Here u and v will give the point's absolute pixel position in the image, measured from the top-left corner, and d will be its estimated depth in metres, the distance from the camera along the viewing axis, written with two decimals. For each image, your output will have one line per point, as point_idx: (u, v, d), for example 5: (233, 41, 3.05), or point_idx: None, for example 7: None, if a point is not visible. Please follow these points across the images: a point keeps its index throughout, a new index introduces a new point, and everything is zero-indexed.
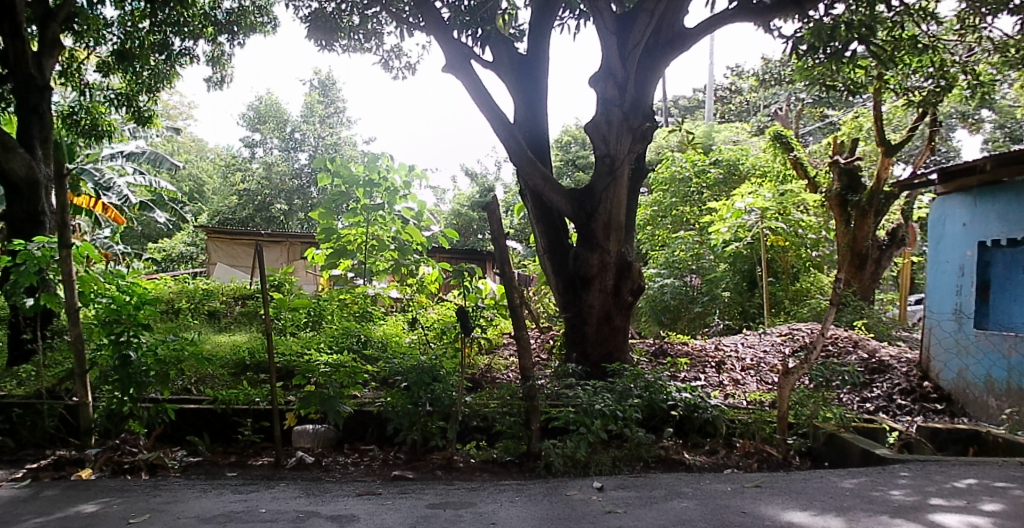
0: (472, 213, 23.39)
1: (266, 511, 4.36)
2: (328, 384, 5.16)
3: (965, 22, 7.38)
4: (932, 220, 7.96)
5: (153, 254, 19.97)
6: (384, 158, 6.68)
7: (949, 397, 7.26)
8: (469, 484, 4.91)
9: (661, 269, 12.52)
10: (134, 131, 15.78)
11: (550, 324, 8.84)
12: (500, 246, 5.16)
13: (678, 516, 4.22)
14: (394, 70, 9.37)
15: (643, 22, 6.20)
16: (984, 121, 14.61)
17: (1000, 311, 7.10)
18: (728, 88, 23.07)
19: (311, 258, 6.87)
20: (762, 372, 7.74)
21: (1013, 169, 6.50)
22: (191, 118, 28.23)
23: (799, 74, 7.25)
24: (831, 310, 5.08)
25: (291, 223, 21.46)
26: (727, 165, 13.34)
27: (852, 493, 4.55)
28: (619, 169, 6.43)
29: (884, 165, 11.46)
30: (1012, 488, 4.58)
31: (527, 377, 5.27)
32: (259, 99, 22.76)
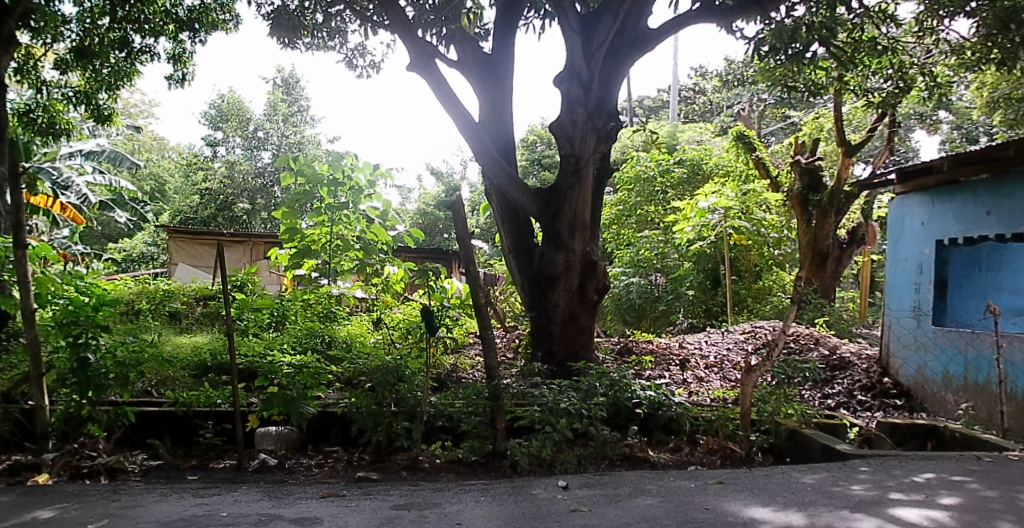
0: (438, 213, 23.39)
1: (227, 514, 4.29)
2: (291, 385, 5.09)
3: (923, 24, 7.49)
4: (891, 220, 8.09)
5: (113, 254, 19.63)
6: (349, 157, 6.66)
7: (909, 393, 7.39)
8: (433, 485, 4.87)
9: (625, 268, 12.74)
10: (94, 130, 15.49)
11: (516, 324, 8.84)
12: (465, 246, 5.15)
13: (642, 514, 4.23)
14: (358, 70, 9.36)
15: (608, 22, 6.24)
16: (942, 122, 14.91)
17: (955, 309, 7.24)
18: (692, 88, 23.33)
19: (273, 258, 6.85)
20: (725, 370, 7.80)
21: (969, 169, 6.63)
22: (152, 116, 27.81)
23: (761, 75, 7.37)
24: (792, 308, 5.14)
25: (255, 222, 21.10)
26: (691, 165, 13.46)
27: (813, 489, 4.60)
28: (584, 168, 6.46)
29: (844, 165, 11.62)
30: (969, 482, 4.67)
31: (492, 377, 5.26)
32: (223, 97, 22.22)
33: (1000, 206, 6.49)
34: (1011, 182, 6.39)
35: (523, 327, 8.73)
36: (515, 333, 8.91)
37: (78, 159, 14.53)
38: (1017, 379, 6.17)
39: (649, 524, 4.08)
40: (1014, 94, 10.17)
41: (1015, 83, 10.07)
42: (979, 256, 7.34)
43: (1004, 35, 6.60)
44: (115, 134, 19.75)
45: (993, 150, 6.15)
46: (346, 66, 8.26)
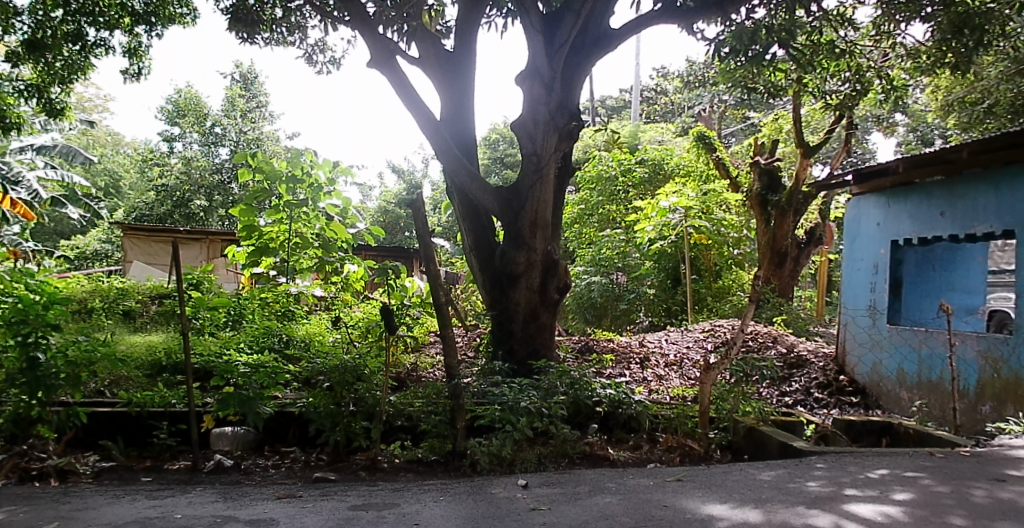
0: (399, 210, 23.27)
1: (182, 516, 4.20)
2: (248, 385, 5.03)
3: (880, 28, 7.58)
4: (848, 219, 8.29)
5: (65, 252, 19.07)
6: (308, 154, 6.55)
7: (864, 390, 7.53)
8: (392, 485, 4.82)
9: (587, 268, 12.57)
10: (44, 122, 15.31)
11: (476, 323, 8.81)
12: (425, 243, 5.12)
13: (601, 511, 4.24)
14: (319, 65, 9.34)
15: (570, 21, 6.35)
16: (898, 124, 15.23)
17: (910, 307, 7.52)
18: (653, 89, 23.51)
19: (230, 256, 6.64)
20: (685, 368, 7.86)
21: (924, 170, 6.80)
22: (108, 110, 27.31)
23: (722, 76, 7.47)
24: (750, 307, 5.17)
25: (211, 220, 19.90)
26: (652, 165, 13.52)
27: (769, 485, 4.64)
28: (545, 167, 6.44)
29: (803, 166, 11.75)
30: (922, 478, 4.75)
31: (452, 376, 5.22)
32: (180, 91, 20.26)
33: (953, 207, 6.69)
34: (964, 184, 6.59)
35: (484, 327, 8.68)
36: (476, 331, 8.87)
37: (29, 153, 14.49)
38: (969, 376, 6.39)
39: (608, 522, 4.08)
40: (968, 97, 10.49)
41: (968, 87, 10.44)
42: (934, 257, 7.66)
43: (957, 40, 6.76)
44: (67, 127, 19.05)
45: (947, 151, 6.23)
46: (306, 62, 8.16)
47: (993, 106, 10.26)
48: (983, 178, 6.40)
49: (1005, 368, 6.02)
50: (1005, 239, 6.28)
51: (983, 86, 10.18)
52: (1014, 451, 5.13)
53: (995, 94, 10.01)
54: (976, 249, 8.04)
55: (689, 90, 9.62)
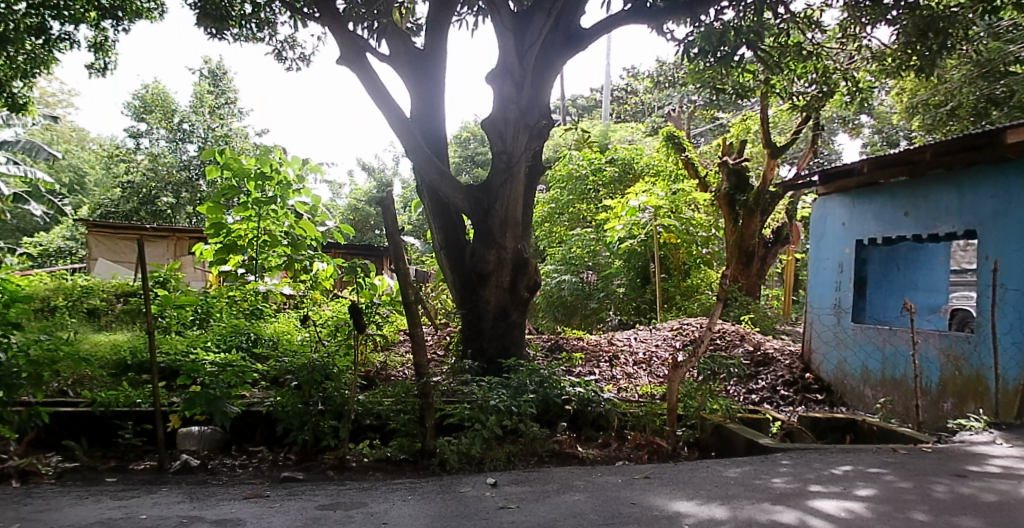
0: (369, 208, 23.19)
1: (146, 517, 4.15)
2: (214, 385, 4.97)
3: (847, 31, 7.71)
4: (814, 219, 8.51)
5: (28, 249, 18.66)
6: (276, 151, 6.40)
7: (829, 388, 7.67)
8: (360, 484, 4.80)
9: (558, 267, 13.11)
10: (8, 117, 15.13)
11: (446, 322, 8.81)
12: (394, 241, 5.09)
13: (569, 509, 4.26)
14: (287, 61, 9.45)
15: (540, 21, 6.30)
16: (863, 126, 15.50)
17: (875, 307, 7.73)
18: (624, 89, 23.70)
19: (198, 253, 6.45)
20: (653, 366, 7.92)
21: (888, 172, 6.95)
22: (73, 106, 26.83)
23: (690, 77, 7.56)
24: (718, 305, 5.21)
25: (179, 218, 19.53)
26: (622, 164, 13.69)
27: (736, 482, 4.70)
28: (515, 166, 6.48)
29: (770, 166, 11.92)
30: (885, 474, 4.82)
31: (421, 374, 5.20)
32: (146, 87, 19.73)
33: (917, 208, 6.89)
34: (927, 185, 6.79)
35: (453, 325, 8.66)
36: (445, 329, 8.84)
37: None
38: (931, 373, 6.58)
39: (576, 520, 4.10)
40: (931, 100, 10.78)
41: (932, 89, 10.75)
42: (898, 256, 7.84)
43: (921, 44, 6.91)
44: (30, 122, 18.60)
45: (911, 153, 6.35)
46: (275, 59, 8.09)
47: (956, 109, 10.60)
48: (946, 179, 6.59)
49: (966, 364, 6.19)
50: (966, 239, 6.50)
51: (947, 88, 10.54)
52: (974, 447, 5.23)
53: (958, 96, 10.44)
54: (939, 249, 8.25)
55: (659, 90, 9.66)
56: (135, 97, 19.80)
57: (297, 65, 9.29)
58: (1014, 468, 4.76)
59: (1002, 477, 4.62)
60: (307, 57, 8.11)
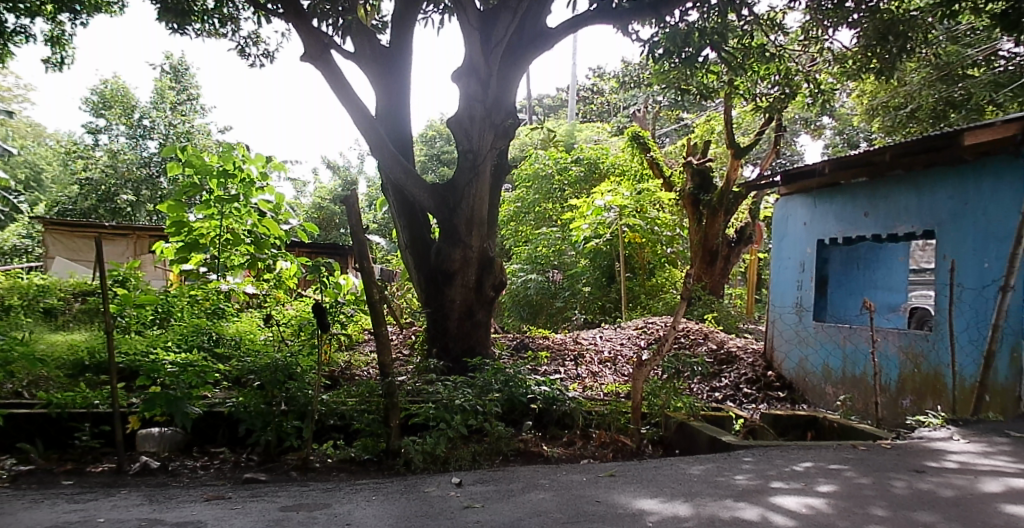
0: (334, 206, 23.05)
1: (104, 520, 4.07)
2: (175, 385, 4.91)
3: (809, 34, 7.83)
4: (775, 220, 8.71)
5: None
6: (240, 147, 6.24)
7: (791, 385, 7.81)
8: (324, 485, 4.76)
9: (524, 265, 13.22)
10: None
11: (412, 322, 8.84)
12: (359, 240, 5.05)
13: (534, 508, 4.26)
14: (251, 58, 9.45)
15: (506, 19, 6.29)
16: (825, 128, 15.78)
17: (836, 305, 7.89)
18: (590, 89, 23.88)
19: (157, 251, 6.26)
20: (618, 364, 7.95)
21: (848, 172, 7.09)
22: (29, 100, 26.25)
23: (656, 77, 7.65)
24: (682, 305, 5.21)
25: (140, 216, 19.16)
26: (587, 164, 13.85)
27: (699, 480, 4.74)
28: (481, 164, 6.48)
29: (733, 166, 12.03)
30: (845, 470, 4.90)
31: (386, 374, 5.16)
32: (105, 82, 19.38)
33: (876, 208, 7.05)
34: (886, 185, 6.94)
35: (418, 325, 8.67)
36: (410, 329, 8.83)
37: None
38: (890, 371, 6.74)
39: (540, 519, 4.09)
40: (891, 103, 11.01)
41: (891, 92, 11.00)
42: (858, 256, 8.06)
43: (882, 47, 7.07)
44: None
45: (871, 154, 6.47)
46: (238, 56, 8.02)
47: (915, 111, 10.86)
48: (905, 180, 6.74)
49: (925, 363, 6.32)
50: (924, 239, 6.66)
51: (906, 91, 10.80)
52: (932, 443, 5.33)
53: (917, 98, 10.71)
54: (898, 250, 8.46)
55: (624, 90, 9.75)
56: (94, 93, 19.38)
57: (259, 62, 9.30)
58: (970, 463, 4.85)
59: (958, 472, 4.71)
60: (272, 54, 8.09)
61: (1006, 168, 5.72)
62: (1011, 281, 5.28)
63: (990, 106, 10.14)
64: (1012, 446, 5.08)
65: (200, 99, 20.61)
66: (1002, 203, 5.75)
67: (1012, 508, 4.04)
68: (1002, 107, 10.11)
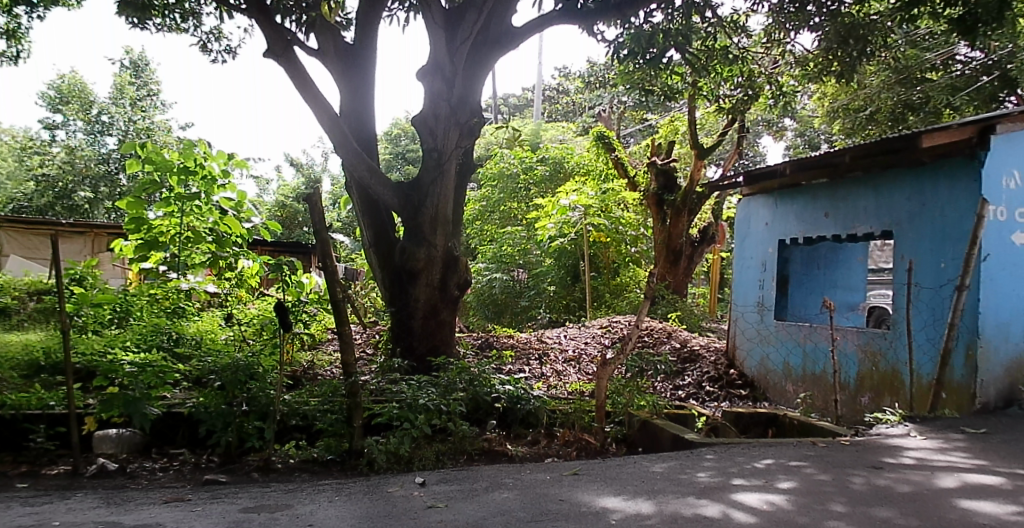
0: (297, 205, 22.87)
1: (59, 522, 3.97)
2: (134, 385, 4.85)
3: (772, 36, 7.95)
4: (738, 220, 8.82)
5: None
6: (201, 144, 6.14)
7: (752, 383, 7.95)
8: (286, 486, 4.71)
9: (489, 264, 13.01)
10: None
11: (375, 320, 8.82)
12: (322, 239, 4.99)
13: (498, 507, 4.25)
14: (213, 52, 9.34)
15: (472, 18, 6.30)
16: (788, 129, 16.05)
17: (796, 304, 8.15)
18: (555, 89, 24.04)
19: (116, 249, 6.10)
20: (583, 363, 8.02)
21: (810, 173, 7.21)
22: None
23: (621, 77, 7.71)
24: (645, 304, 5.22)
25: (98, 213, 18.75)
26: (552, 163, 13.98)
27: (661, 477, 4.78)
28: (446, 163, 6.49)
29: (697, 167, 12.18)
30: (805, 467, 4.96)
31: (349, 373, 5.10)
32: (62, 76, 18.95)
33: (836, 209, 7.20)
34: (846, 187, 7.08)
35: (383, 324, 8.66)
36: (374, 329, 8.81)
37: None
38: (849, 369, 6.88)
39: (504, 517, 4.09)
40: (851, 105, 11.31)
41: (851, 95, 11.25)
42: (818, 256, 8.31)
43: (843, 50, 7.24)
44: None
45: (831, 155, 6.57)
46: (200, 51, 7.92)
47: (874, 113, 11.12)
48: (863, 181, 6.89)
49: (883, 360, 6.46)
50: (883, 238, 6.81)
51: (866, 94, 11.07)
52: (889, 439, 5.44)
53: (876, 101, 10.96)
54: (858, 249, 8.51)
55: (588, 90, 9.82)
56: (51, 87, 18.93)
57: (222, 57, 9.21)
58: (926, 459, 4.94)
59: (915, 468, 4.80)
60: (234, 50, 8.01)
61: (961, 170, 5.88)
62: (966, 280, 5.41)
63: (947, 109, 10.40)
64: (967, 442, 5.19)
65: (161, 95, 20.28)
66: (958, 204, 5.88)
67: (967, 503, 4.12)
68: (958, 111, 10.41)
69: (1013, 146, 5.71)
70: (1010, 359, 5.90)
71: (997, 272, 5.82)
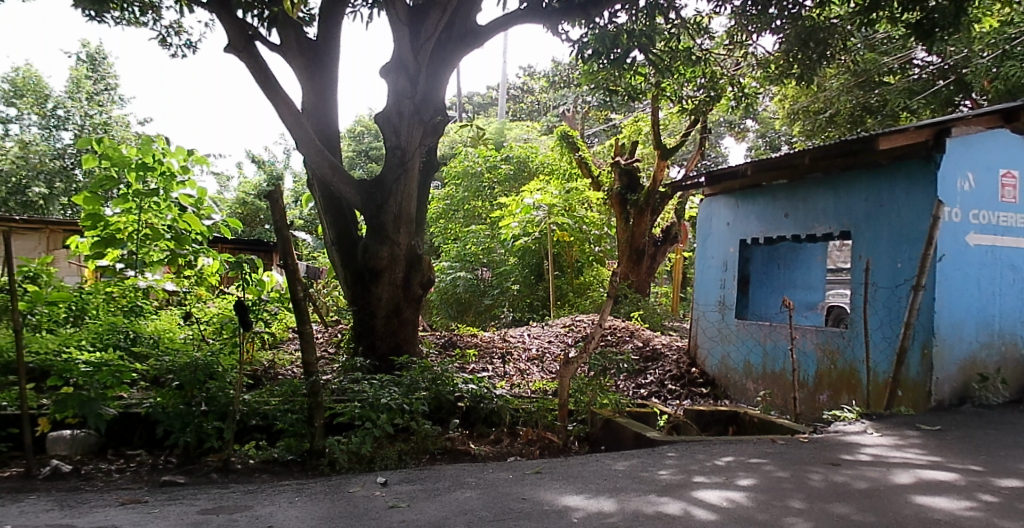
0: (259, 202, 22.60)
1: (10, 526, 3.87)
2: (89, 385, 4.76)
3: (734, 38, 8.09)
4: (700, 219, 8.91)
5: None
6: (160, 139, 6.01)
7: (713, 381, 8.07)
8: (246, 487, 4.65)
9: (452, 263, 12.97)
10: None
11: (337, 320, 8.79)
12: (283, 236, 4.92)
13: (460, 506, 4.23)
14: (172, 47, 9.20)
15: (436, 16, 6.33)
16: (749, 131, 16.32)
17: (756, 303, 8.28)
18: (520, 89, 24.13)
19: (71, 246, 6.00)
20: (546, 362, 8.04)
21: (770, 174, 7.32)
22: None
23: (585, 77, 7.75)
24: (608, 303, 5.23)
25: (53, 209, 18.31)
26: (517, 162, 14.01)
27: (624, 475, 4.82)
28: (409, 161, 6.45)
29: (660, 167, 12.34)
30: (764, 464, 5.03)
31: (311, 372, 5.01)
32: (16, 69, 18.53)
33: (796, 209, 7.32)
34: (806, 188, 7.20)
35: (345, 322, 8.60)
36: (336, 327, 8.76)
37: None
38: (807, 367, 7.02)
39: (466, 517, 4.08)
40: (811, 107, 11.56)
41: (812, 97, 11.49)
42: (778, 256, 8.40)
43: (803, 53, 7.43)
44: None
45: (792, 156, 6.71)
46: (159, 45, 7.81)
47: (833, 115, 11.36)
48: (823, 182, 7.01)
49: (840, 359, 6.60)
50: (841, 238, 6.94)
51: (826, 96, 11.32)
52: (846, 436, 5.53)
53: (835, 104, 11.20)
54: (817, 248, 8.67)
55: (553, 90, 9.86)
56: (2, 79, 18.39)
57: (181, 51, 9.08)
58: (882, 455, 5.04)
59: (872, 464, 4.89)
60: (194, 44, 7.91)
61: (918, 172, 6.01)
62: (922, 280, 5.53)
63: (904, 112, 10.65)
64: (922, 439, 5.30)
65: (118, 89, 20.03)
66: (913, 207, 6.02)
67: (922, 499, 4.21)
68: (915, 114, 10.68)
69: (968, 149, 5.92)
70: (964, 358, 6.04)
71: (951, 272, 5.95)
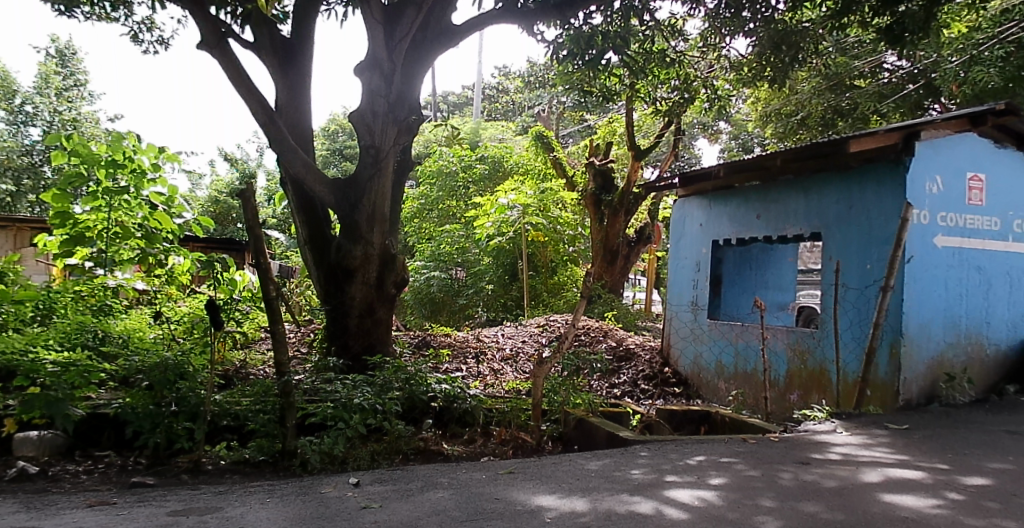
0: (231, 200, 22.38)
1: None
2: (55, 385, 4.69)
3: (707, 40, 8.08)
4: (673, 221, 8.99)
5: None
6: (131, 136, 5.90)
7: (686, 381, 8.14)
8: (216, 488, 4.62)
9: (427, 263, 12.94)
10: None
11: (309, 319, 8.76)
12: (255, 235, 4.89)
13: (432, 507, 4.23)
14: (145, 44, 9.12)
15: (411, 15, 6.35)
16: (722, 133, 16.50)
17: (728, 303, 8.43)
18: (495, 89, 24.18)
19: (39, 244, 5.89)
20: (519, 361, 8.08)
21: (742, 175, 7.40)
22: None
23: (560, 78, 7.76)
24: (582, 304, 5.25)
25: (20, 206, 17.98)
26: (491, 162, 14.01)
27: (596, 475, 4.85)
28: (384, 160, 6.45)
29: (633, 168, 12.43)
30: (735, 463, 5.07)
31: (283, 373, 4.96)
32: None
33: (767, 210, 7.41)
34: (777, 190, 7.28)
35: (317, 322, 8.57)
36: (308, 328, 8.73)
37: None
38: (778, 367, 7.10)
39: (438, 517, 4.08)
40: (784, 109, 11.72)
41: (784, 99, 11.65)
42: (750, 257, 8.56)
43: (775, 55, 7.58)
44: None
45: (766, 157, 6.80)
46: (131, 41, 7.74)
47: (805, 118, 11.51)
48: (793, 184, 7.11)
49: (811, 359, 6.69)
50: (812, 239, 7.03)
51: (798, 99, 11.48)
52: (817, 435, 5.60)
53: (807, 106, 11.35)
54: (787, 249, 8.84)
55: (527, 90, 9.87)
56: None
57: (154, 48, 9.01)
58: (851, 454, 5.11)
59: (841, 463, 4.96)
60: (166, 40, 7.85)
61: (887, 174, 6.10)
62: (891, 280, 5.62)
63: (874, 115, 10.83)
64: (890, 437, 5.38)
65: (88, 85, 19.75)
66: (882, 208, 6.12)
67: (889, 497, 4.27)
68: (885, 117, 10.87)
69: (937, 152, 6.03)
70: (932, 357, 6.14)
71: (919, 273, 6.05)
